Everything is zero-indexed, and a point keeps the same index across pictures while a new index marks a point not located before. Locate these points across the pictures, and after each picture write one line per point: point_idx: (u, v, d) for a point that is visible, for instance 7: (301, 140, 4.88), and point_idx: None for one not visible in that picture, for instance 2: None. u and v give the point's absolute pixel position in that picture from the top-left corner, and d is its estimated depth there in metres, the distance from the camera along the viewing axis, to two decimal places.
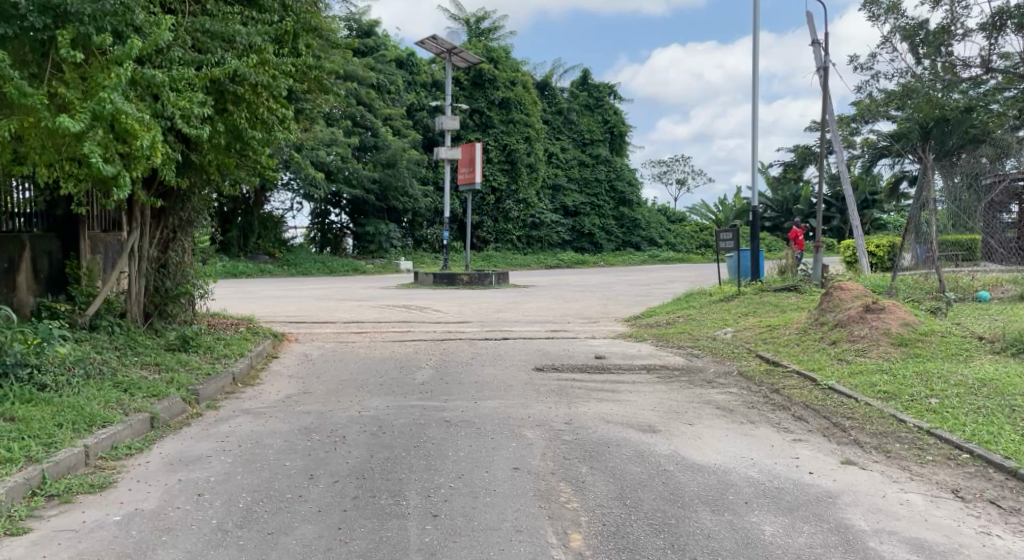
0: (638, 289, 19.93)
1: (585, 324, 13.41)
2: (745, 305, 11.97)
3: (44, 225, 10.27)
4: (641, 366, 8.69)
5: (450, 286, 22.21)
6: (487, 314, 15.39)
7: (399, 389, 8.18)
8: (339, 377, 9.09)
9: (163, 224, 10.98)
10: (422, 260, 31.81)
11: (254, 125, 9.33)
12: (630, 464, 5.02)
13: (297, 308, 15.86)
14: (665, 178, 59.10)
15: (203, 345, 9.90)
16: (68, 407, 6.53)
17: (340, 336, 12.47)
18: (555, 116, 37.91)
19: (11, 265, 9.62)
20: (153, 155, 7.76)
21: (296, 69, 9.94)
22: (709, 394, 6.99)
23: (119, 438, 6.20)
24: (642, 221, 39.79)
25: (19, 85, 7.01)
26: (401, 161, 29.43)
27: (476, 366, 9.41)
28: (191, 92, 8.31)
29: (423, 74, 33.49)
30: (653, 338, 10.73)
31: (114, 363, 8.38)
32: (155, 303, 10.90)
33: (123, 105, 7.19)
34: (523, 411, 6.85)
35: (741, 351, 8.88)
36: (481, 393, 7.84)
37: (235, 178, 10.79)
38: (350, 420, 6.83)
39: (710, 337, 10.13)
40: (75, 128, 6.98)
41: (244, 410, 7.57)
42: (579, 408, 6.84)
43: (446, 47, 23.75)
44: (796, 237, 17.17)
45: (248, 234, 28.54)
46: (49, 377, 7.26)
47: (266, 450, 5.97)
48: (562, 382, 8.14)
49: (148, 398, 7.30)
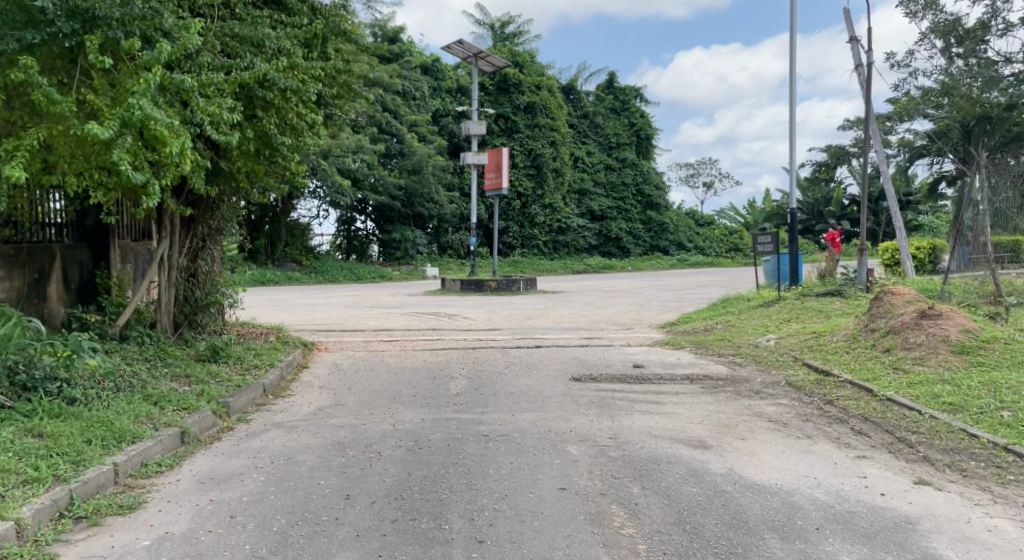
0: (669, 294, 19.58)
1: (619, 331, 13.11)
2: (785, 311, 11.61)
3: (76, 235, 10.17)
4: (682, 375, 8.39)
5: (477, 292, 21.99)
6: (517, 321, 15.13)
7: (433, 401, 7.95)
8: (371, 387, 8.87)
9: (193, 232, 10.85)
10: (448, 266, 31.64)
11: (284, 131, 9.19)
12: (685, 485, 4.75)
13: (326, 316, 15.70)
14: (692, 181, 58.63)
15: (233, 355, 9.71)
16: (97, 422, 6.36)
17: (369, 345, 12.27)
18: (581, 119, 37.67)
19: (42, 275, 9.51)
20: (182, 162, 7.60)
21: (325, 73, 9.80)
22: (759, 406, 6.67)
23: (149, 455, 6.01)
24: (670, 225, 39.35)
25: (47, 92, 6.89)
26: (427, 168, 29.27)
27: (511, 376, 9.16)
28: (220, 97, 8.17)
29: (449, 80, 33.34)
30: (692, 345, 10.41)
31: (144, 375, 8.22)
32: (185, 313, 10.77)
33: (152, 110, 7.02)
34: (565, 424, 6.58)
35: (787, 359, 8.55)
36: (518, 405, 7.58)
37: (264, 185, 10.63)
38: (385, 435, 6.60)
39: (751, 344, 9.79)
40: (103, 135, 6.83)
41: (276, 423, 7.37)
42: (623, 421, 6.56)
43: (472, 52, 23.52)
44: (835, 238, 16.48)
45: (276, 243, 28.51)
46: (78, 391, 7.11)
47: (299, 466, 5.76)
48: (602, 393, 7.86)
49: (177, 412, 7.12)
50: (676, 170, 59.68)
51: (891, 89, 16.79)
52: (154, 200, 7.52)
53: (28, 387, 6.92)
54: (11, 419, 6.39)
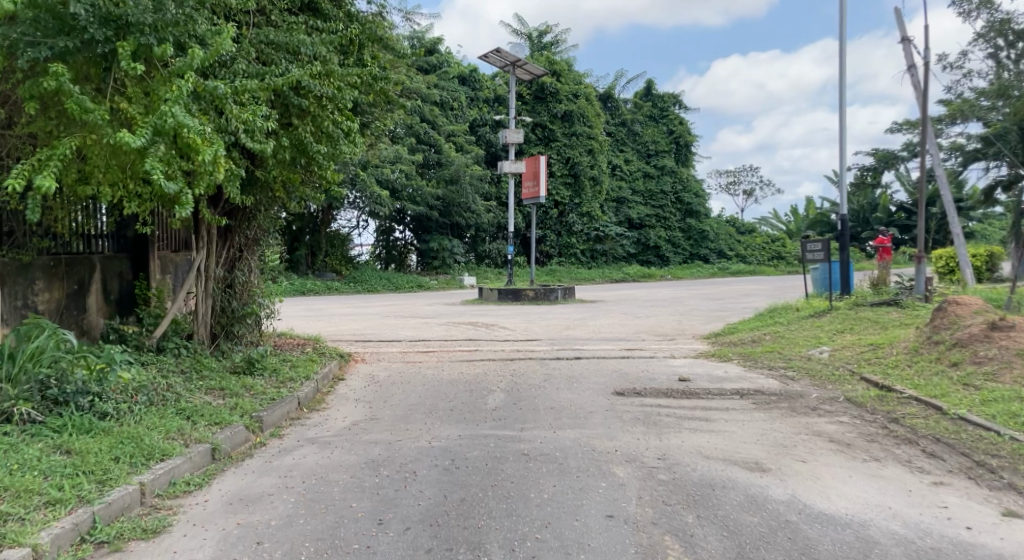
0: (712, 304, 19.10)
1: (662, 342, 12.73)
2: (838, 321, 11.12)
3: (116, 246, 10.08)
4: (732, 390, 8.01)
5: (515, 302, 21.69)
6: (556, 331, 14.79)
7: (470, 416, 7.66)
8: (407, 401, 8.58)
9: (230, 243, 10.66)
10: (485, 276, 31.44)
11: (319, 139, 8.96)
12: (744, 514, 4.47)
13: (362, 326, 15.49)
14: (732, 189, 57.98)
15: (269, 367, 9.51)
16: (126, 438, 6.16)
17: (405, 356, 12.01)
18: (618, 127, 37.16)
19: (82, 287, 9.40)
20: (216, 171, 7.40)
21: (363, 80, 9.60)
22: (818, 425, 6.33)
23: (178, 473, 5.79)
24: (711, 233, 38.75)
25: (80, 100, 6.69)
26: (464, 178, 29.08)
27: (551, 389, 8.83)
28: (254, 104, 7.98)
29: (486, 89, 33.18)
30: (740, 358, 10.03)
31: (178, 389, 8.04)
32: (222, 324, 10.59)
33: (184, 118, 6.81)
34: (610, 443, 6.25)
35: (843, 373, 8.17)
36: (559, 421, 7.25)
37: (300, 194, 10.44)
38: (421, 453, 6.30)
39: (804, 357, 9.36)
40: (135, 144, 6.63)
41: (309, 439, 7.11)
42: (673, 440, 6.20)
43: (510, 60, 23.27)
44: (884, 245, 15.92)
45: (315, 253, 28.57)
46: (111, 406, 6.95)
47: (330, 487, 5.48)
48: (647, 409, 7.49)
49: (209, 427, 6.91)
50: (716, 178, 59.02)
51: (944, 90, 16.24)
52: (188, 209, 7.30)
53: (60, 401, 6.76)
54: (40, 435, 6.22)
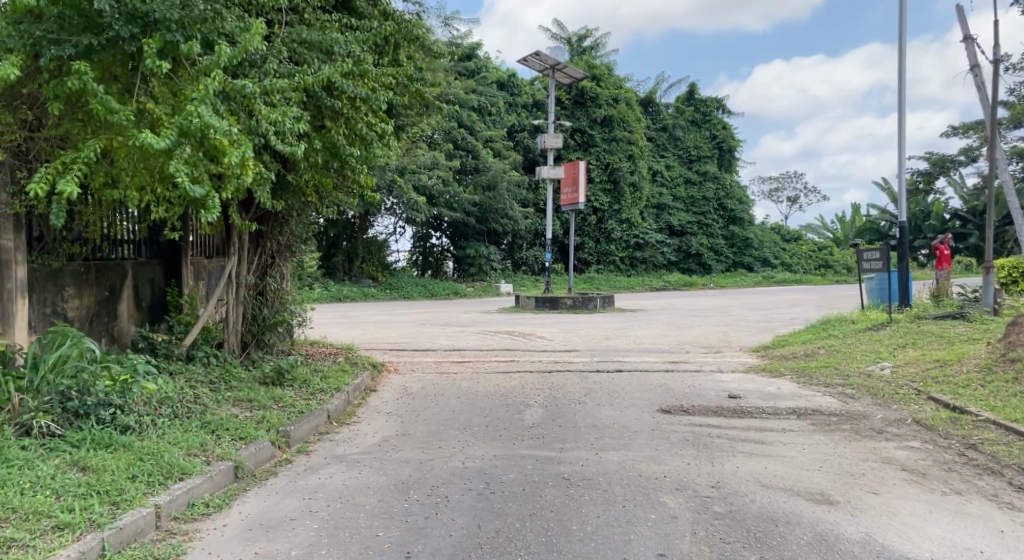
0: (758, 314, 18.52)
1: (707, 354, 12.25)
2: (899, 335, 10.59)
3: (149, 252, 9.86)
4: (787, 410, 7.65)
5: (553, 310, 21.21)
6: (597, 341, 14.36)
7: (507, 433, 7.26)
8: (440, 416, 8.19)
9: (262, 249, 10.35)
10: (523, 284, 31.04)
11: (352, 142, 8.63)
12: (813, 556, 4.11)
13: (397, 334, 15.17)
14: (776, 197, 57.03)
15: (299, 378, 9.17)
16: (146, 454, 5.83)
17: (440, 366, 11.65)
18: (659, 132, 36.70)
19: (113, 293, 9.16)
20: (244, 174, 7.04)
21: (396, 82, 9.29)
22: (887, 451, 6.03)
23: (196, 494, 5.46)
24: (755, 240, 37.95)
25: (104, 100, 6.27)
26: (502, 183, 28.74)
27: (592, 405, 8.40)
28: (285, 105, 7.63)
29: (524, 95, 32.83)
30: (794, 374, 9.67)
31: (205, 401, 7.72)
32: (253, 332, 10.27)
33: (211, 118, 6.42)
34: (658, 466, 5.84)
35: (909, 392, 8.00)
36: (601, 440, 6.83)
37: (334, 198, 10.12)
38: (454, 475, 5.90)
39: (863, 374, 9.07)
40: (159, 146, 6.26)
41: (337, 457, 6.75)
42: (727, 465, 5.79)
43: (549, 64, 22.90)
44: (943, 253, 15.39)
45: (353, 259, 28.44)
46: (133, 418, 6.62)
47: (355, 512, 5.11)
48: (697, 430, 7.06)
49: (234, 442, 6.57)
50: (759, 184, 57.95)
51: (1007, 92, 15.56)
52: (214, 215, 6.94)
53: (80, 413, 6.44)
54: (58, 450, 5.90)
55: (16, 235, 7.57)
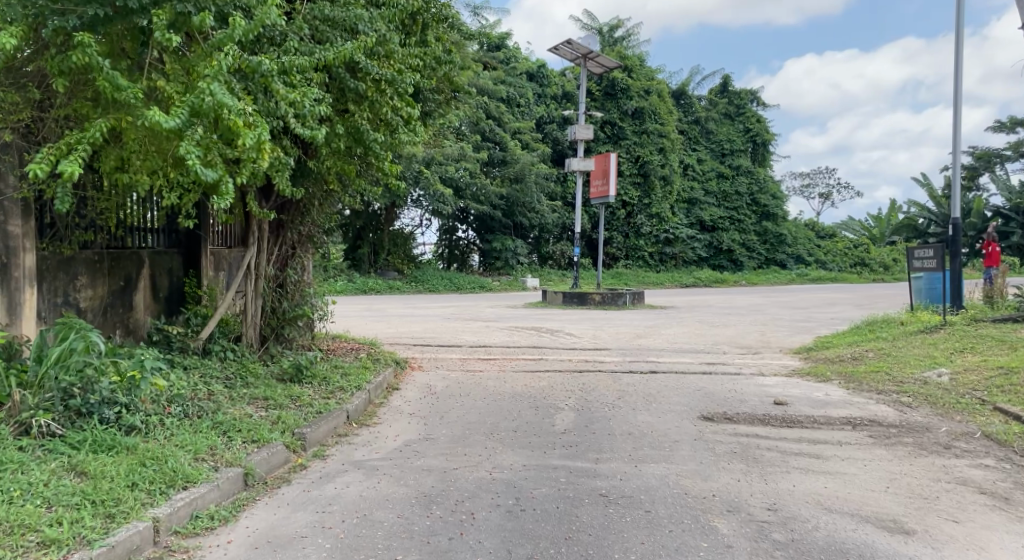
0: (794, 312, 17.98)
1: (745, 355, 11.74)
2: (955, 339, 10.37)
3: (167, 241, 9.46)
4: (841, 420, 7.39)
5: (580, 306, 20.65)
6: (628, 338, 13.91)
7: (537, 440, 6.76)
8: (465, 418, 7.72)
9: (283, 239, 9.86)
10: (550, 278, 30.53)
11: (377, 127, 8.21)
12: None
13: (421, 328, 14.72)
14: (808, 193, 55.96)
15: (318, 376, 8.71)
16: (149, 459, 5.37)
17: (466, 363, 11.23)
18: (692, 125, 36.05)
19: (129, 284, 8.76)
20: (260, 158, 6.59)
21: (422, 64, 8.87)
22: (960, 470, 5.92)
23: (201, 505, 5.01)
24: (788, 237, 37.10)
25: (111, 75, 5.82)
26: (530, 176, 28.20)
27: (627, 409, 7.92)
28: (306, 85, 7.19)
29: (554, 86, 32.26)
30: (842, 378, 9.41)
31: (220, 398, 7.30)
32: (272, 325, 9.81)
33: (225, 96, 5.95)
34: (705, 484, 5.52)
35: (972, 402, 7.86)
36: (641, 450, 6.38)
37: (358, 187, 9.67)
38: (479, 487, 5.51)
39: (920, 381, 8.86)
40: (169, 125, 5.81)
41: (356, 463, 6.28)
42: (783, 484, 5.52)
43: (582, 52, 22.33)
44: (994, 252, 15.10)
45: (378, 251, 28.01)
46: (139, 418, 6.12)
47: (372, 530, 4.76)
48: (744, 441, 6.70)
49: (245, 446, 6.11)
50: (789, 180, 56.66)
51: None
52: (228, 201, 6.47)
53: (83, 412, 5.94)
54: (56, 452, 5.38)
55: (24, 220, 7.13)
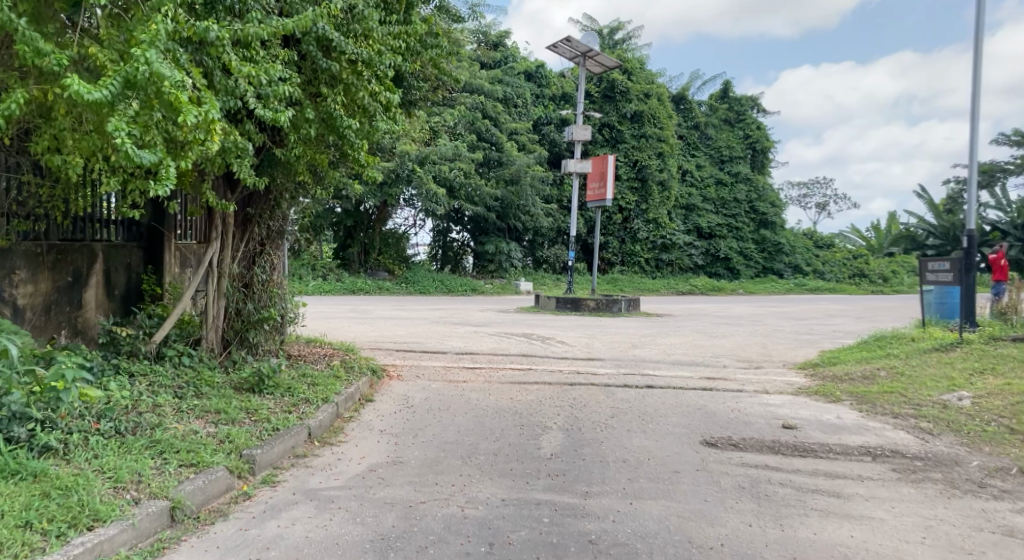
0: (796, 324, 17.18)
1: (747, 369, 10.94)
2: (974, 360, 9.59)
3: (126, 234, 8.62)
4: (859, 449, 6.61)
5: (573, 312, 19.83)
6: (622, 349, 13.10)
7: (521, 467, 5.96)
8: (442, 438, 6.90)
9: (249, 235, 9.00)
10: (544, 283, 29.76)
11: (352, 114, 7.39)
12: None
13: (405, 333, 13.87)
14: (806, 202, 55.26)
15: (282, 386, 7.85)
16: (57, 489, 4.54)
17: (447, 372, 10.39)
18: (691, 130, 35.42)
19: (78, 280, 7.89)
20: (210, 140, 5.80)
21: (405, 46, 8.04)
22: (1003, 516, 5.14)
23: (108, 550, 4.28)
24: (786, 246, 36.35)
25: (29, 37, 5.02)
26: (526, 179, 27.32)
27: (621, 430, 7.10)
28: (267, 60, 6.41)
29: (553, 86, 31.56)
30: (854, 399, 8.63)
31: (163, 412, 6.42)
32: (235, 329, 8.94)
33: (162, 65, 5.15)
34: (713, 528, 4.77)
35: (1000, 431, 7.08)
36: (637, 482, 5.59)
37: (332, 181, 8.82)
38: (447, 528, 4.71)
39: (939, 404, 8.08)
40: (93, 97, 4.97)
41: (309, 493, 5.44)
42: (802, 532, 4.77)
43: (581, 50, 21.55)
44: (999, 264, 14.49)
45: (369, 251, 27.17)
46: (57, 438, 5.25)
47: None
48: (752, 474, 5.88)
49: (179, 471, 5.28)
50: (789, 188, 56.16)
51: None
52: (168, 187, 5.61)
53: None
54: None
55: None
